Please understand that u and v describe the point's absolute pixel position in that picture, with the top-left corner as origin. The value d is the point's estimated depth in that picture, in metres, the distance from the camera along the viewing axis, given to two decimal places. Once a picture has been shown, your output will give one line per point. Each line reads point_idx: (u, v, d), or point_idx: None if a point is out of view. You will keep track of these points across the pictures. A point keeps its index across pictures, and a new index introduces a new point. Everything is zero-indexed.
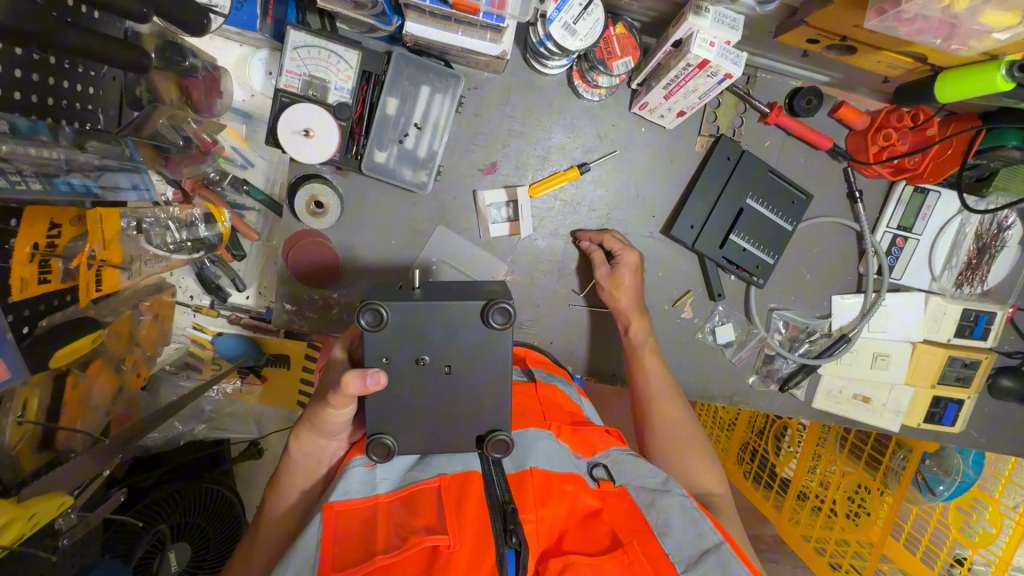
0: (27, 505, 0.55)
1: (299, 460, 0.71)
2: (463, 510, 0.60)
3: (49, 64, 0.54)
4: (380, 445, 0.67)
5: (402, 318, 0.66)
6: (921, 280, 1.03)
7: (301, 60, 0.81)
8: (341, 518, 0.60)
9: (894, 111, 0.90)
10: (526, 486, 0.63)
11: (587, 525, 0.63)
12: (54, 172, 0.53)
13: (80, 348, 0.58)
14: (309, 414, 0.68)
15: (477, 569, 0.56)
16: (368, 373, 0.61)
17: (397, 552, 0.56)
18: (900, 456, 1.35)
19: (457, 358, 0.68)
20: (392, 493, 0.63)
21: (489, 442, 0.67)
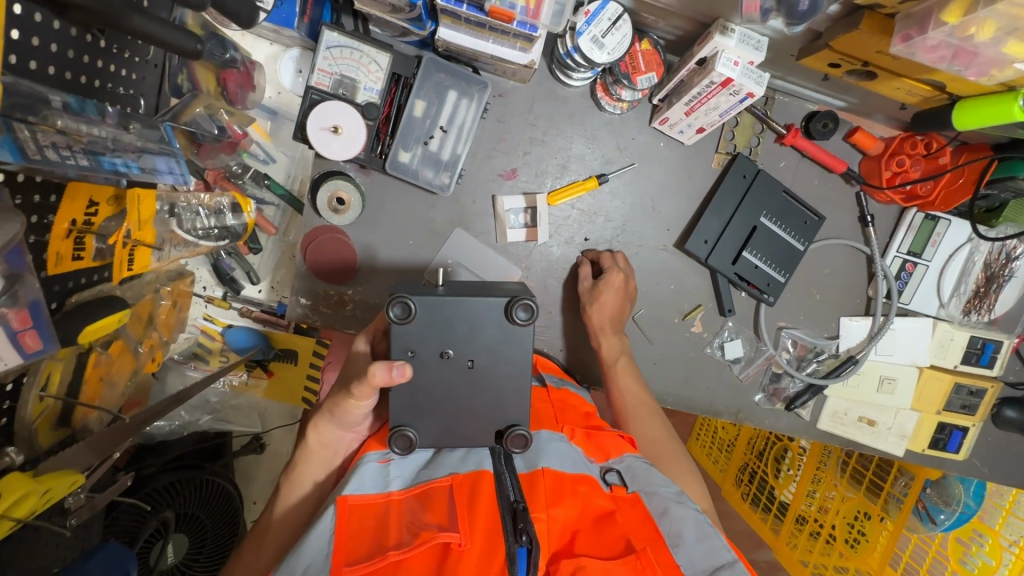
0: (43, 480, 0.55)
1: (317, 450, 0.72)
2: (474, 508, 0.60)
3: (100, 47, 0.55)
4: (402, 436, 0.68)
5: (431, 312, 0.68)
6: (929, 306, 1.04)
7: (333, 59, 0.83)
8: (354, 511, 0.61)
9: (908, 138, 0.92)
10: (537, 486, 0.64)
11: (599, 529, 0.63)
12: (101, 152, 0.54)
13: (107, 326, 0.58)
14: (330, 405, 0.70)
15: (488, 566, 0.56)
16: (394, 365, 0.63)
17: (409, 549, 0.56)
18: (902, 482, 1.34)
19: (480, 354, 0.69)
20: (405, 490, 0.64)
21: (509, 437, 0.68)
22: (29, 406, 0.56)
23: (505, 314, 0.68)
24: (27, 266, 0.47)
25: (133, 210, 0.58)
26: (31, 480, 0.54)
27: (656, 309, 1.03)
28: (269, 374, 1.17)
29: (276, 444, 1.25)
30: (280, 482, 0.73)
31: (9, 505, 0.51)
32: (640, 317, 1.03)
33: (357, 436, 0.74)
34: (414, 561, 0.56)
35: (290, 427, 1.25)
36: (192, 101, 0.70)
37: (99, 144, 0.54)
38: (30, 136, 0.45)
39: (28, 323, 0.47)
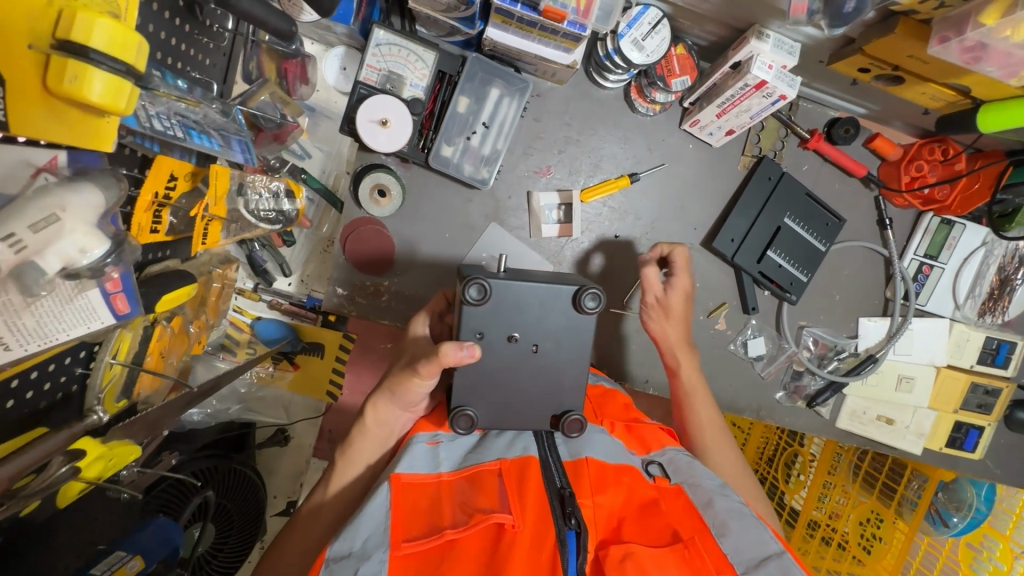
0: (109, 448, 0.56)
1: (373, 427, 0.76)
2: (524, 493, 0.62)
3: (187, 32, 0.58)
4: (463, 415, 0.70)
5: (503, 296, 0.71)
6: (945, 307, 1.08)
7: (382, 56, 0.87)
8: (407, 490, 0.62)
9: (926, 144, 0.97)
10: (583, 472, 0.66)
11: (644, 516, 0.64)
12: (191, 125, 0.57)
13: (178, 298, 0.61)
14: (391, 384, 0.73)
15: (540, 550, 0.58)
16: (464, 345, 0.65)
17: (464, 528, 0.58)
18: (915, 485, 1.34)
19: (545, 339, 0.73)
20: (456, 473, 0.66)
21: (566, 422, 0.71)
22: (101, 372, 0.57)
23: (573, 304, 0.72)
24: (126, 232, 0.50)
25: (212, 184, 0.62)
26: (102, 445, 0.56)
27: None
28: (293, 366, 1.18)
29: (300, 437, 1.26)
30: (336, 458, 0.76)
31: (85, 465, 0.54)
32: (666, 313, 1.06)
33: (410, 417, 0.77)
34: (469, 538, 0.58)
35: (313, 420, 1.26)
36: (258, 89, 0.75)
37: (189, 117, 0.57)
38: (141, 106, 0.49)
39: (119, 287, 0.50)
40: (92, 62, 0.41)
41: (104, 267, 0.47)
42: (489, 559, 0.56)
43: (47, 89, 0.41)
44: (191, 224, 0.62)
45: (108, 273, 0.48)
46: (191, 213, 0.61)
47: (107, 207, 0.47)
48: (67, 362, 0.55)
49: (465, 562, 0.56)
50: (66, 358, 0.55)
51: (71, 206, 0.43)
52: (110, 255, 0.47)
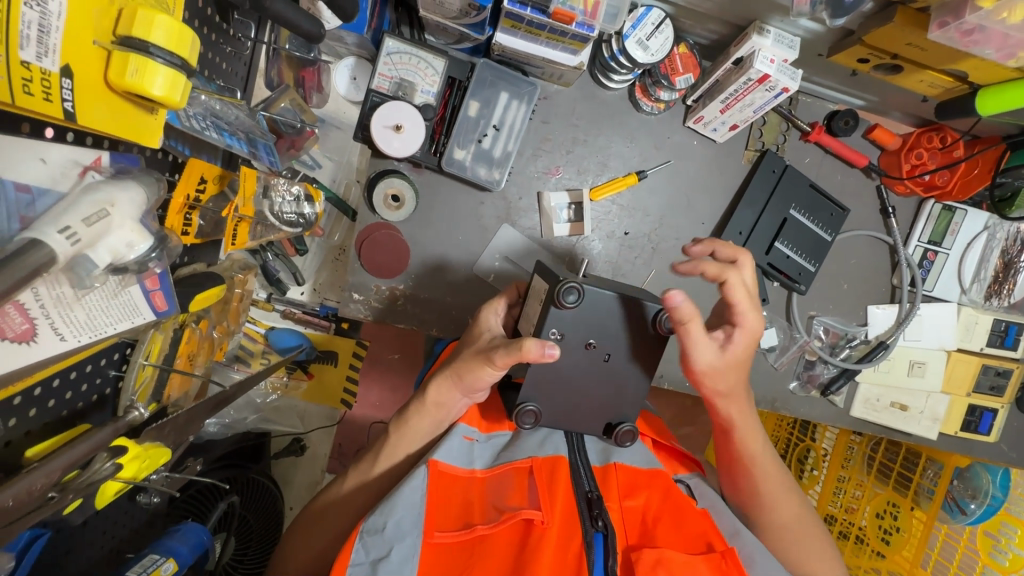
0: (144, 449, 0.56)
1: (431, 408, 0.77)
2: (554, 492, 0.67)
3: (209, 38, 0.59)
4: (528, 412, 0.76)
5: (592, 303, 0.74)
6: (952, 292, 1.09)
7: (393, 65, 0.89)
8: (443, 478, 0.68)
9: (925, 133, 0.99)
10: (610, 479, 0.73)
11: (676, 519, 0.69)
12: (224, 127, 0.59)
13: (208, 299, 0.62)
14: (459, 368, 0.75)
15: (566, 550, 0.63)
16: (548, 345, 0.68)
17: (495, 524, 0.63)
18: (931, 472, 1.34)
19: (617, 350, 0.78)
20: (490, 469, 0.71)
21: (619, 432, 0.78)
22: (133, 375, 0.57)
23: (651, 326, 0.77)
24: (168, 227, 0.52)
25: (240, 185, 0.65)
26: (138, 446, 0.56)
27: (693, 300, 1.07)
28: (307, 376, 1.21)
29: (315, 446, 1.25)
30: (392, 430, 0.79)
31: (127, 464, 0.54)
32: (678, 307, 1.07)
33: (467, 404, 0.79)
34: (498, 530, 0.63)
35: (329, 428, 1.26)
36: (280, 95, 0.77)
37: (223, 119, 0.59)
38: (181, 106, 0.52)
39: (157, 284, 0.53)
40: (151, 56, 0.43)
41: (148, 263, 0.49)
42: (516, 552, 0.61)
43: (108, 84, 0.43)
44: (220, 226, 0.64)
45: (150, 269, 0.50)
46: (222, 215, 0.63)
47: (148, 203, 0.49)
48: (99, 364, 0.56)
49: (493, 553, 0.61)
50: (99, 360, 0.55)
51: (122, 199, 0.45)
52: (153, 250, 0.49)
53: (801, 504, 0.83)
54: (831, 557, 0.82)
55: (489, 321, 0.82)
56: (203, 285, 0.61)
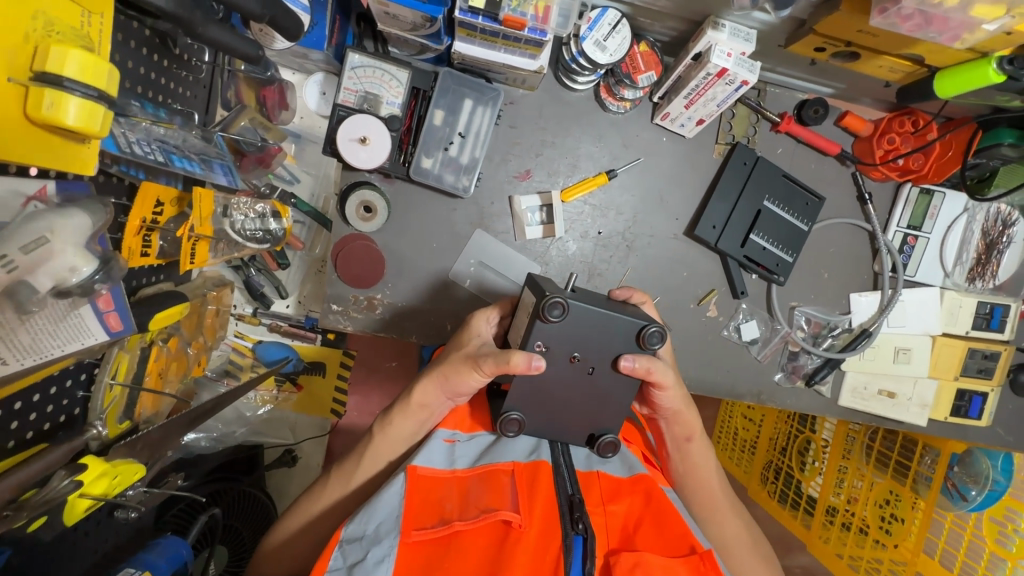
0: (112, 467, 0.58)
1: (416, 409, 0.80)
2: (533, 495, 0.67)
3: (161, 65, 0.61)
4: (512, 420, 0.74)
5: (577, 318, 0.73)
6: (935, 277, 1.08)
7: (357, 79, 0.91)
8: (423, 483, 0.68)
9: (896, 117, 0.98)
10: (593, 484, 0.72)
11: (657, 523, 0.68)
12: (172, 150, 0.60)
13: (171, 317, 0.65)
14: (445, 369, 0.77)
15: (544, 551, 0.62)
16: (534, 358, 0.70)
17: (473, 520, 0.63)
18: (928, 459, 1.32)
19: (603, 365, 0.75)
20: (469, 470, 0.71)
21: (601, 443, 0.76)
22: (100, 394, 0.61)
23: (637, 341, 0.74)
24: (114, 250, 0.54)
25: (195, 206, 0.64)
26: (105, 463, 0.59)
27: (671, 297, 1.07)
28: (297, 387, 1.23)
29: (307, 456, 1.26)
30: (377, 429, 0.81)
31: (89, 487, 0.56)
32: (656, 304, 1.07)
33: (450, 406, 0.81)
34: (475, 532, 0.62)
35: (320, 438, 1.28)
36: (238, 115, 0.78)
37: (170, 143, 0.60)
38: (121, 132, 0.52)
39: (111, 306, 0.55)
40: (66, 90, 0.45)
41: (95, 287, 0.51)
42: (494, 553, 0.60)
43: (26, 117, 0.44)
44: (179, 246, 0.65)
45: (98, 291, 0.52)
46: (178, 235, 0.64)
47: (95, 228, 0.50)
48: (67, 384, 0.58)
49: (468, 550, 0.60)
50: (66, 380, 0.58)
51: (60, 227, 0.46)
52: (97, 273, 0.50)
53: (744, 521, 0.84)
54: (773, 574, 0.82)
55: (481, 329, 0.82)
56: (162, 303, 0.63)
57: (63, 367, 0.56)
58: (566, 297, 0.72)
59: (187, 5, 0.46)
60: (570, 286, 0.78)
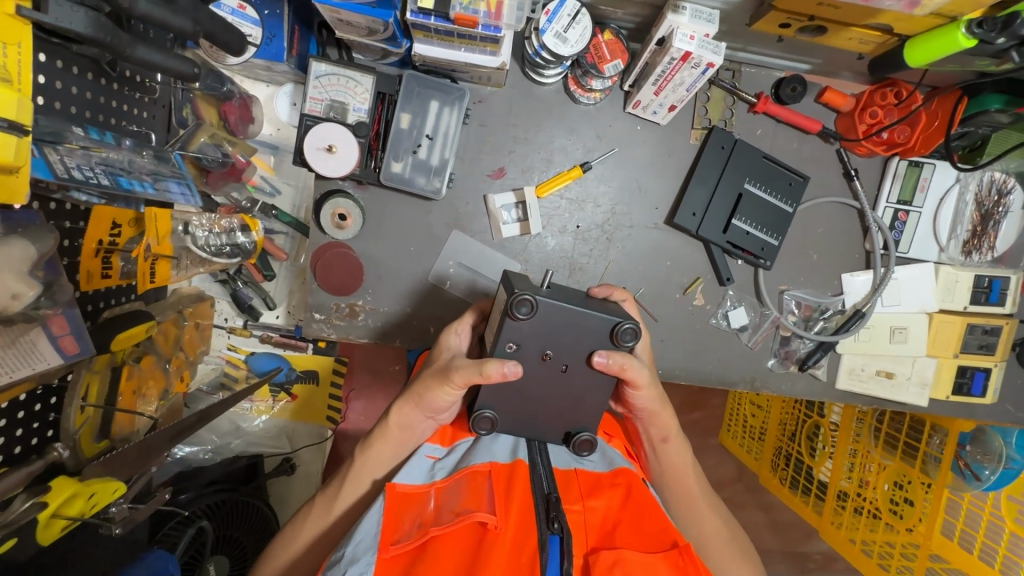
0: (86, 484, 0.63)
1: (396, 432, 0.76)
2: (509, 495, 0.62)
3: (112, 89, 0.63)
4: (484, 418, 0.73)
5: (548, 315, 0.71)
6: (929, 252, 1.05)
7: (323, 87, 0.90)
8: (402, 500, 0.63)
9: (877, 90, 0.95)
10: (572, 482, 0.67)
11: (639, 519, 0.62)
12: (118, 172, 0.60)
13: (134, 335, 0.72)
14: (418, 390, 0.73)
15: (520, 554, 0.57)
16: (510, 365, 0.66)
17: (448, 524, 0.59)
18: (937, 439, 1.25)
19: (576, 361, 0.73)
20: (448, 478, 0.66)
21: (577, 441, 0.73)
22: (71, 416, 0.66)
23: (610, 338, 0.72)
24: (60, 273, 0.58)
25: (150, 225, 0.68)
26: (79, 484, 0.63)
27: (656, 287, 1.06)
28: (291, 397, 1.23)
29: (306, 464, 1.25)
30: (357, 453, 0.77)
31: (60, 505, 0.60)
32: (640, 296, 1.06)
33: (433, 425, 0.77)
34: (451, 537, 0.58)
35: (318, 445, 1.26)
36: (196, 131, 0.81)
37: (115, 166, 0.60)
38: (57, 159, 0.51)
39: (66, 331, 0.60)
40: None
41: (40, 312, 0.56)
42: (468, 558, 0.56)
43: None
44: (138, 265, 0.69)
45: (49, 316, 0.57)
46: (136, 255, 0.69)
47: (41, 254, 0.55)
48: (38, 408, 0.63)
49: (442, 557, 0.56)
50: (36, 405, 0.63)
51: (2, 256, 0.50)
52: (40, 296, 0.56)
53: (727, 519, 0.83)
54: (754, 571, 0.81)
55: (449, 341, 0.80)
56: (121, 326, 0.70)
57: (16, 396, 0.59)
58: (536, 294, 0.70)
59: (109, 31, 0.50)
60: (545, 284, 0.76)
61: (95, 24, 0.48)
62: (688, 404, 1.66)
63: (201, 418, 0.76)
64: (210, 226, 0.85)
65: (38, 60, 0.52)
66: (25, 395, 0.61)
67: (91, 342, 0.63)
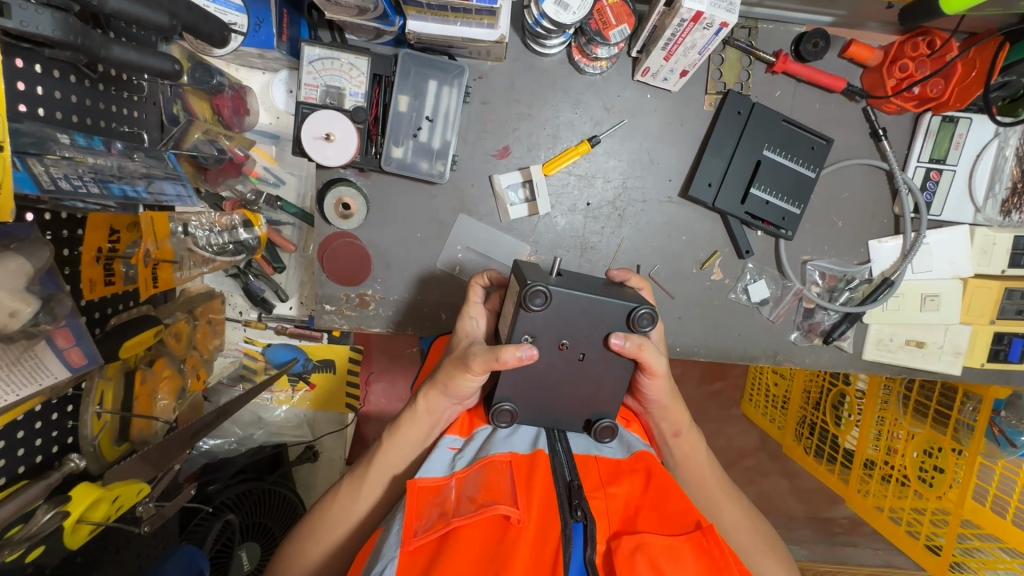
0: (111, 488, 0.64)
1: (423, 416, 0.72)
2: (531, 485, 0.60)
3: (99, 90, 0.62)
4: (504, 411, 0.70)
5: (564, 305, 0.69)
6: (965, 213, 0.99)
7: (317, 72, 0.87)
8: (423, 493, 0.61)
9: (907, 40, 0.87)
10: (590, 469, 0.65)
11: (661, 501, 0.60)
12: (109, 179, 0.58)
13: (142, 341, 0.73)
14: (442, 379, 0.70)
15: (544, 544, 0.55)
16: (524, 348, 0.64)
17: (469, 516, 0.57)
18: (970, 407, 1.20)
19: (594, 349, 0.71)
20: (467, 467, 0.63)
21: (597, 429, 0.71)
22: (88, 422, 0.68)
23: (627, 324, 0.69)
24: (60, 287, 0.58)
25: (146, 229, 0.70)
26: (101, 488, 0.64)
27: (671, 262, 1.02)
28: (310, 386, 1.24)
29: (328, 451, 1.27)
30: (385, 438, 0.74)
31: (85, 511, 0.62)
32: (656, 273, 1.02)
33: (456, 408, 0.74)
34: (473, 529, 0.57)
35: (339, 433, 1.28)
36: (189, 128, 0.80)
37: (105, 172, 0.59)
38: (42, 170, 0.49)
39: (73, 342, 0.61)
40: None
41: (41, 327, 0.56)
42: (492, 550, 0.55)
43: None
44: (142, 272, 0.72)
45: (51, 330, 0.58)
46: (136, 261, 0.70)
47: (37, 269, 0.54)
48: (55, 417, 0.65)
49: (465, 550, 0.55)
50: (53, 414, 0.65)
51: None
52: (39, 311, 0.55)
53: (747, 507, 0.81)
54: (779, 556, 0.80)
55: (466, 328, 0.77)
56: (130, 331, 0.71)
57: (32, 409, 0.61)
58: (549, 283, 0.69)
59: (80, 32, 0.47)
60: (555, 271, 0.73)
61: (63, 26, 0.46)
62: (710, 376, 1.63)
63: (220, 414, 0.76)
64: (211, 224, 0.85)
65: (16, 66, 0.51)
66: (40, 406, 0.63)
67: (98, 350, 0.64)
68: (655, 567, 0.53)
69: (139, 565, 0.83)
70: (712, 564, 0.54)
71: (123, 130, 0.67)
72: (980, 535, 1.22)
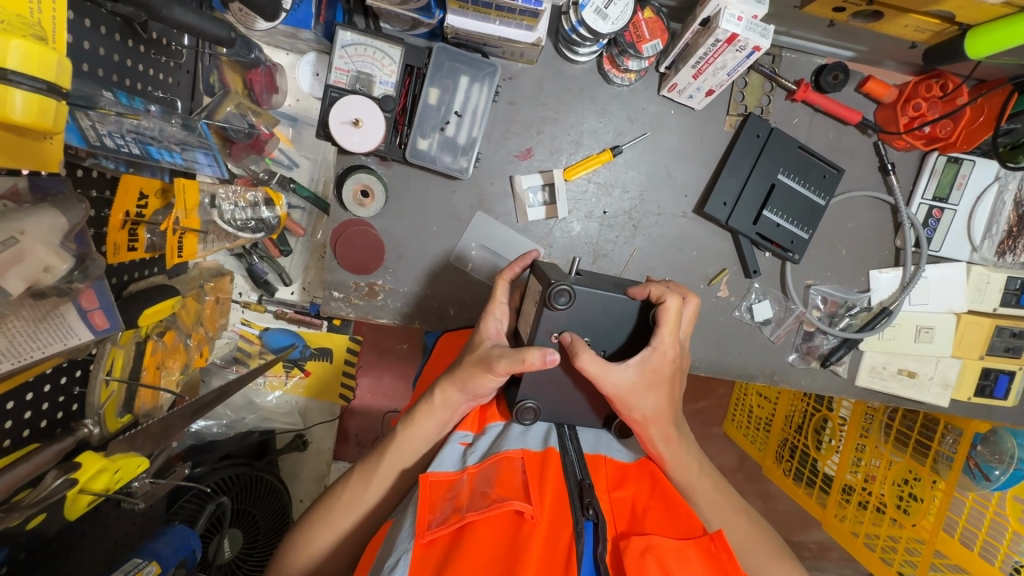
0: (111, 461, 0.63)
1: (440, 410, 0.72)
2: (543, 483, 0.60)
3: (133, 47, 0.60)
4: (528, 408, 0.70)
5: (586, 302, 0.71)
6: (962, 251, 1.03)
7: (349, 58, 0.87)
8: (435, 487, 0.60)
9: (922, 81, 0.91)
10: (599, 468, 0.65)
11: (667, 506, 0.61)
12: (149, 141, 0.60)
13: (160, 309, 0.72)
14: (462, 375, 0.70)
15: (557, 541, 0.56)
16: (550, 351, 0.64)
17: (484, 510, 0.57)
18: (949, 439, 1.23)
19: (614, 347, 0.74)
20: (479, 462, 0.63)
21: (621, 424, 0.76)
22: (97, 389, 0.65)
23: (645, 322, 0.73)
24: (91, 246, 0.58)
25: (178, 198, 0.69)
26: (105, 459, 0.63)
27: (680, 275, 1.04)
28: (305, 373, 1.21)
29: (318, 441, 1.26)
30: (398, 428, 0.72)
31: (88, 480, 0.60)
32: None
33: (470, 404, 0.74)
34: (487, 525, 0.57)
35: (330, 423, 1.26)
36: (223, 100, 0.80)
37: (145, 134, 0.60)
38: (89, 125, 0.50)
39: (95, 304, 0.60)
40: (12, 84, 0.40)
41: (72, 285, 0.56)
42: (506, 547, 0.55)
43: None
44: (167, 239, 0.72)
45: (78, 290, 0.57)
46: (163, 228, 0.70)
47: (70, 226, 0.54)
48: (63, 381, 0.63)
49: (479, 547, 0.55)
50: (61, 378, 0.63)
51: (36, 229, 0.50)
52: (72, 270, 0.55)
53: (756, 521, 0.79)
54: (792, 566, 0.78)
55: (490, 329, 0.76)
56: (149, 300, 0.70)
57: (44, 371, 0.59)
58: (572, 283, 0.71)
59: None
60: (574, 272, 0.76)
61: None
62: (697, 394, 1.65)
63: (220, 393, 0.75)
64: (235, 199, 0.85)
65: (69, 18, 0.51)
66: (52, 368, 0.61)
67: (121, 318, 0.63)
68: (664, 568, 0.53)
69: (125, 541, 0.81)
70: (719, 569, 0.56)
71: (153, 92, 0.65)
72: (948, 565, 1.22)
